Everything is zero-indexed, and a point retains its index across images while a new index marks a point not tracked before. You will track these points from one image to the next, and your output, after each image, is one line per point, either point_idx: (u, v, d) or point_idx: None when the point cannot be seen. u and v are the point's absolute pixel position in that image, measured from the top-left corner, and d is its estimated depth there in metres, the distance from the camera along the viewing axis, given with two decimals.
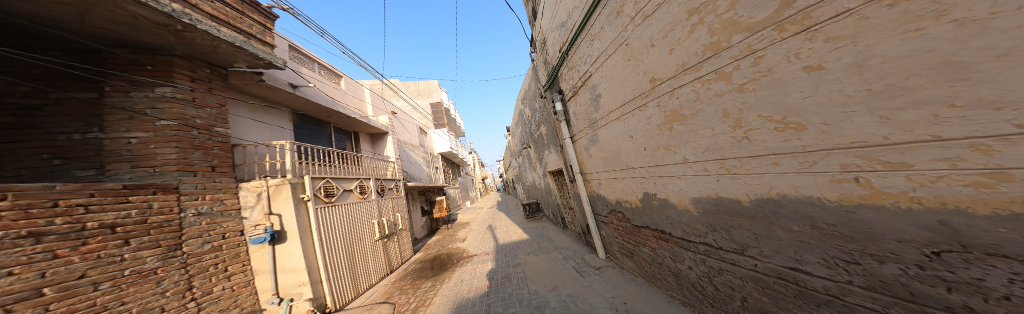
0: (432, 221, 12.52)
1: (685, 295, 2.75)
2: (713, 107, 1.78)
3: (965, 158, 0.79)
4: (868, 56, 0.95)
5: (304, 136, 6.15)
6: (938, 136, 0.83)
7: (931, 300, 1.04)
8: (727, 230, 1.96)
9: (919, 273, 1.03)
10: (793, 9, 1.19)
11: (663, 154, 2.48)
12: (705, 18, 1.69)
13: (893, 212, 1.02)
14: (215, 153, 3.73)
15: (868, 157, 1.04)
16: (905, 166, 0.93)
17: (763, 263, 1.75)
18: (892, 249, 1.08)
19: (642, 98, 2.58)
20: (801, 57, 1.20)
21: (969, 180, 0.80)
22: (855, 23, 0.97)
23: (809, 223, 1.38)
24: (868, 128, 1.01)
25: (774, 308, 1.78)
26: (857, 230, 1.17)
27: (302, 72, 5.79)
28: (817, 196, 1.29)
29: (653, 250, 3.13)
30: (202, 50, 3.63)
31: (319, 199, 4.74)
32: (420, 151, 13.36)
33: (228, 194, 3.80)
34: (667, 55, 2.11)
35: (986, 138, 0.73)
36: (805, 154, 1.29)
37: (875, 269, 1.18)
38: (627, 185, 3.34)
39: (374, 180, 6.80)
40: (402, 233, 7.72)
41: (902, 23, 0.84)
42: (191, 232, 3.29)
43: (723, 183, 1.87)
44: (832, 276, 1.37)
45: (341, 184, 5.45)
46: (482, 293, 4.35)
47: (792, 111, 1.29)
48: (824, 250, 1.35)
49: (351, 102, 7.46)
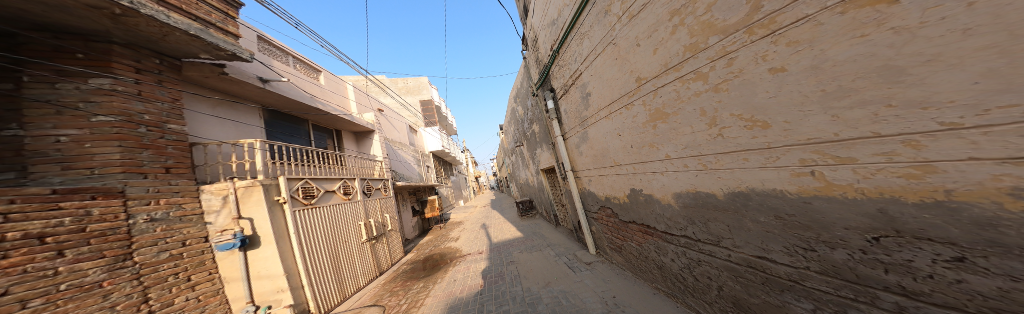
0: (423, 221, 12.29)
1: (669, 286, 2.88)
2: (691, 106, 1.86)
3: (900, 153, 0.88)
4: (823, 59, 1.04)
5: (279, 134, 5.78)
6: (877, 133, 0.92)
7: (873, 281, 1.14)
8: (705, 223, 2.07)
9: (863, 257, 1.14)
10: (761, 13, 1.26)
11: (648, 151, 2.57)
12: (685, 19, 1.74)
13: (842, 202, 1.12)
14: (169, 153, 3.41)
15: (822, 152, 1.14)
16: (852, 160, 1.03)
17: (736, 253, 1.86)
18: (841, 236, 1.19)
19: (629, 97, 2.65)
20: (767, 59, 1.28)
21: (901, 172, 0.89)
22: (812, 28, 1.06)
23: (774, 214, 1.49)
24: (822, 126, 1.11)
25: (746, 295, 1.91)
26: (812, 219, 1.28)
27: (274, 65, 5.42)
28: (780, 188, 1.39)
29: (639, 244, 3.25)
30: (147, 37, 3.27)
31: (297, 201, 4.48)
32: (409, 149, 13.00)
33: (188, 197, 3.48)
34: (651, 55, 2.18)
35: (916, 135, 0.82)
36: (770, 150, 1.39)
37: (828, 255, 1.29)
38: (615, 182, 3.44)
39: (359, 180, 6.51)
40: (391, 234, 7.49)
41: (851, 29, 0.92)
42: (143, 240, 2.98)
43: (701, 178, 1.96)
44: (794, 263, 1.48)
45: (323, 185, 5.18)
46: (476, 292, 4.32)
47: (758, 110, 1.38)
48: (786, 239, 1.46)
49: (333, 98, 7.10)
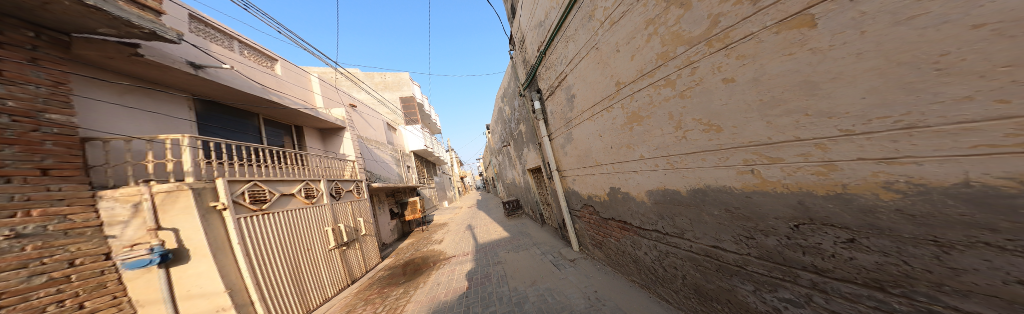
0: (402, 223, 11.73)
1: (642, 278, 3.10)
2: (662, 110, 2.03)
3: (813, 153, 1.08)
4: (762, 73, 1.22)
5: (218, 129, 5.06)
6: (798, 137, 1.11)
7: (795, 262, 1.35)
8: (672, 217, 2.25)
9: (787, 242, 1.34)
10: (718, 28, 1.42)
11: (625, 151, 2.74)
12: (658, 29, 1.89)
13: (772, 195, 1.32)
14: (48, 150, 2.69)
15: (758, 153, 1.32)
16: (780, 160, 1.23)
17: (696, 244, 2.07)
18: (772, 225, 1.39)
19: (609, 100, 2.79)
20: (721, 70, 1.44)
21: (814, 170, 1.08)
22: (755, 45, 1.23)
23: (724, 208, 1.68)
24: (759, 131, 1.29)
25: (704, 281, 2.12)
26: (753, 212, 1.47)
27: (212, 50, 4.82)
28: (729, 185, 1.58)
29: (617, 240, 3.44)
30: (18, 4, 2.58)
31: (242, 207, 3.98)
32: (387, 148, 12.29)
33: (76, 206, 2.85)
34: (629, 61, 2.32)
35: (824, 139, 1.02)
36: (722, 151, 1.57)
37: (763, 242, 1.49)
38: (596, 181, 3.60)
39: (326, 182, 5.97)
40: (366, 239, 7.01)
41: (783, 48, 1.11)
42: (5, 263, 2.33)
43: (669, 176, 2.14)
44: (739, 250, 1.69)
45: (277, 188, 4.66)
46: (461, 295, 4.24)
47: (714, 115, 1.55)
48: (733, 229, 1.66)
49: (292, 90, 6.50)
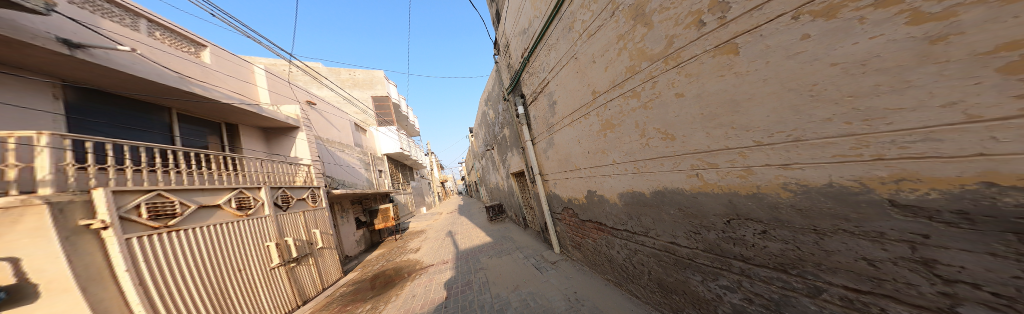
0: (372, 233, 10.86)
1: (616, 276, 3.29)
2: (630, 119, 2.22)
3: (734, 160, 1.35)
4: (703, 90, 1.44)
5: (108, 125, 4.10)
6: (727, 146, 1.38)
7: (729, 252, 1.58)
8: (639, 217, 2.45)
9: (722, 235, 1.57)
10: (673, 47, 1.61)
11: (600, 156, 2.92)
12: (627, 44, 2.09)
13: (711, 195, 1.54)
14: None
15: (701, 160, 1.55)
16: (715, 165, 1.46)
17: (658, 241, 2.28)
18: (711, 221, 1.61)
19: (586, 108, 2.97)
20: (674, 85, 1.64)
21: (737, 173, 1.34)
22: (698, 65, 1.44)
23: (678, 207, 1.90)
24: (701, 140, 1.51)
25: (666, 275, 2.33)
26: (698, 209, 1.69)
27: (102, 26, 4.06)
28: (680, 186, 1.78)
29: (594, 240, 3.62)
30: None
31: (137, 224, 3.10)
32: (355, 151, 11.35)
33: None
34: (603, 72, 2.51)
35: (743, 149, 1.28)
36: (677, 158, 1.76)
37: (706, 236, 1.71)
38: (575, 184, 3.77)
39: (269, 189, 5.09)
40: (323, 253, 6.29)
41: (717, 70, 1.34)
42: None
43: (636, 180, 2.34)
44: (689, 244, 1.91)
45: (195, 199, 3.74)
46: (440, 305, 4.04)
47: (669, 125, 1.75)
48: (684, 226, 1.88)
49: (219, 81, 5.69)
